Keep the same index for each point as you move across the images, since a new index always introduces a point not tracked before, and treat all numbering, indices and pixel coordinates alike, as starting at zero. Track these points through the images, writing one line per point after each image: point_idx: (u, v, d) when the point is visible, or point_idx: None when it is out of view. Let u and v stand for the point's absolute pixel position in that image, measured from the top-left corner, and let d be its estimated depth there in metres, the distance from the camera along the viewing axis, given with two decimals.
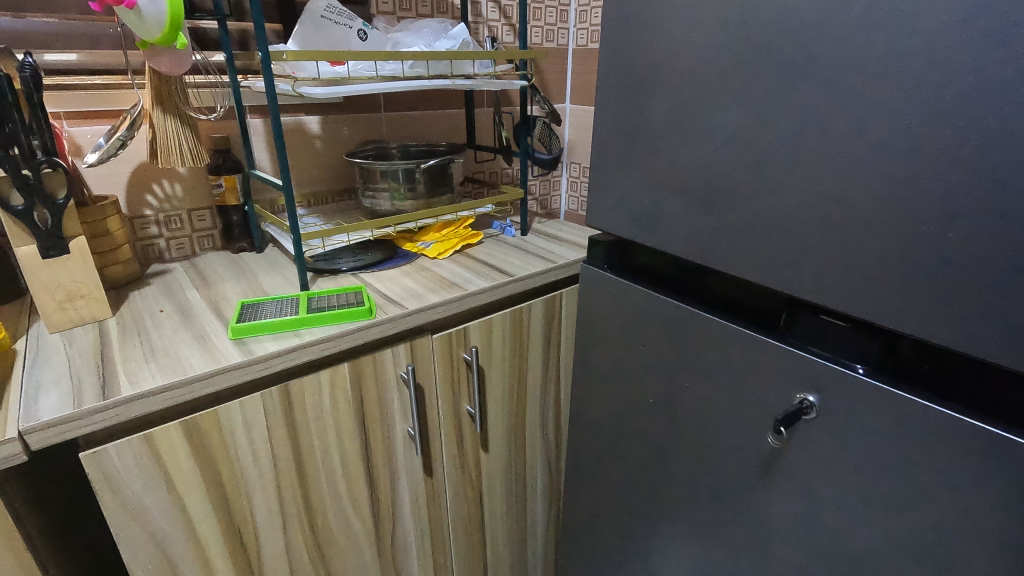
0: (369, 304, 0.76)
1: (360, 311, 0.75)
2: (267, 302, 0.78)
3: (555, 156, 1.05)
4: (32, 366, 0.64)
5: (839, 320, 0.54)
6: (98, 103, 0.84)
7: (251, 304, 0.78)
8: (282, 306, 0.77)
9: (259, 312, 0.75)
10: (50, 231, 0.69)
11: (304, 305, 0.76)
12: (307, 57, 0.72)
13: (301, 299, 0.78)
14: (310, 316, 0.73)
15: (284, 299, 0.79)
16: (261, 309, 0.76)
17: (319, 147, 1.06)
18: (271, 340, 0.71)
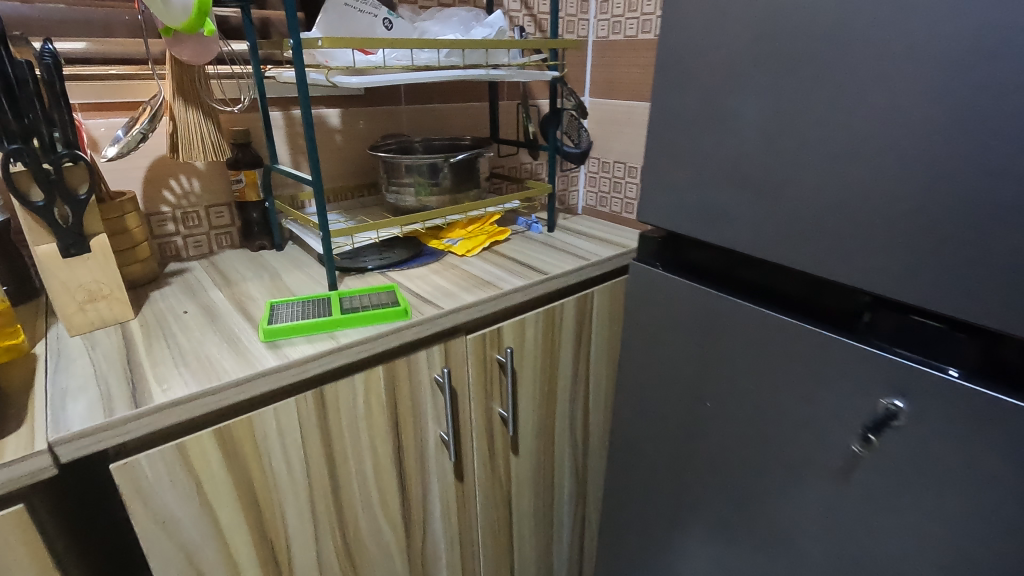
0: (404, 305, 0.73)
1: (396, 312, 0.72)
2: (296, 301, 0.75)
3: (584, 150, 1.02)
4: (55, 371, 0.61)
5: (933, 320, 0.49)
6: (114, 95, 0.81)
7: (280, 304, 0.74)
8: (312, 307, 0.73)
9: (290, 313, 0.72)
10: (72, 228, 0.65)
11: (336, 305, 0.73)
12: (346, 44, 0.69)
13: (331, 299, 0.75)
14: (345, 317, 0.70)
15: (313, 299, 0.76)
16: (292, 309, 0.73)
17: (340, 140, 1.03)
18: (305, 342, 0.67)
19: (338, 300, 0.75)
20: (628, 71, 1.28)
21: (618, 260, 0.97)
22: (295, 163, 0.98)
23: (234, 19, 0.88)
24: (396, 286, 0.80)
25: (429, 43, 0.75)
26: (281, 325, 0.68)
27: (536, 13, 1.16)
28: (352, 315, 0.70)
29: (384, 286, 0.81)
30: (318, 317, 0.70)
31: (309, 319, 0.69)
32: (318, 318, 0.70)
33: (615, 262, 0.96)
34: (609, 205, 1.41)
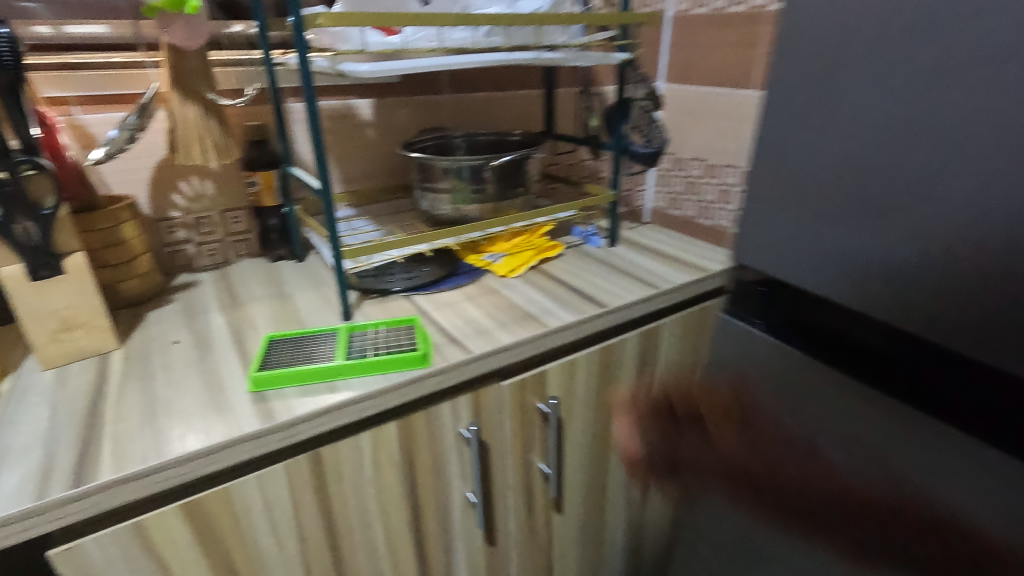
0: (424, 347, 0.59)
1: (412, 357, 0.58)
2: (298, 336, 0.63)
3: (656, 149, 0.83)
4: (7, 421, 0.51)
5: None
6: (114, 86, 0.71)
7: (278, 340, 0.62)
8: (315, 345, 0.61)
9: (287, 352, 0.60)
10: (40, 246, 0.55)
11: (343, 345, 0.60)
12: (351, 24, 0.54)
13: (338, 335, 0.63)
14: (350, 361, 0.57)
15: (317, 334, 0.63)
16: (290, 347, 0.61)
17: (371, 136, 0.90)
18: (300, 394, 0.55)
19: (346, 336, 0.62)
20: (711, 50, 1.07)
21: (694, 288, 0.78)
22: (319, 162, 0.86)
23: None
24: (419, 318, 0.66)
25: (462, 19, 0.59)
26: (273, 371, 0.55)
27: None
28: (360, 360, 0.57)
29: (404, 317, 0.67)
30: (321, 361, 0.57)
31: (307, 363, 0.57)
32: (318, 362, 0.57)
33: (691, 289, 0.78)
34: (681, 207, 1.21)
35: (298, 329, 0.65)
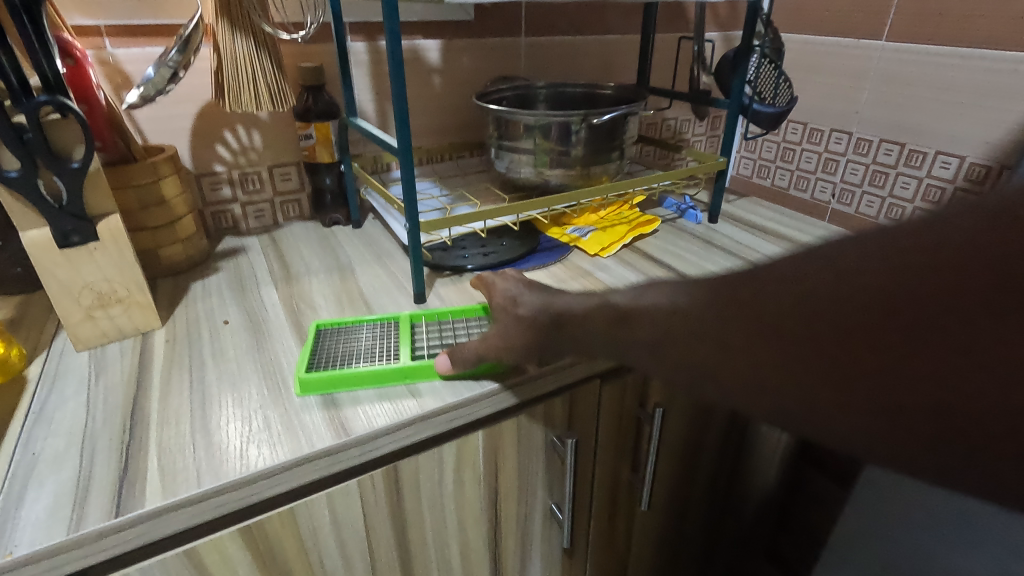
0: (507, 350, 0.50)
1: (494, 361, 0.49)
2: (351, 328, 0.53)
3: (782, 111, 0.71)
4: (37, 418, 0.43)
5: None
6: (152, 14, 0.60)
7: (327, 330, 0.53)
8: (373, 338, 0.51)
9: (342, 347, 0.50)
10: (68, 208, 0.46)
11: (406, 339, 0.50)
12: None
13: (400, 326, 0.53)
14: (422, 363, 0.47)
15: (373, 324, 0.53)
16: (344, 340, 0.51)
17: (439, 84, 0.78)
18: (363, 400, 0.45)
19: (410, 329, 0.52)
20: None
21: None
22: (381, 113, 0.74)
23: None
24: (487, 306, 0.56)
25: None
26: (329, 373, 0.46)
27: None
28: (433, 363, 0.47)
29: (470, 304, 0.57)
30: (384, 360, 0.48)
31: (369, 364, 0.47)
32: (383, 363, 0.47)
33: None
34: (770, 175, 1.10)
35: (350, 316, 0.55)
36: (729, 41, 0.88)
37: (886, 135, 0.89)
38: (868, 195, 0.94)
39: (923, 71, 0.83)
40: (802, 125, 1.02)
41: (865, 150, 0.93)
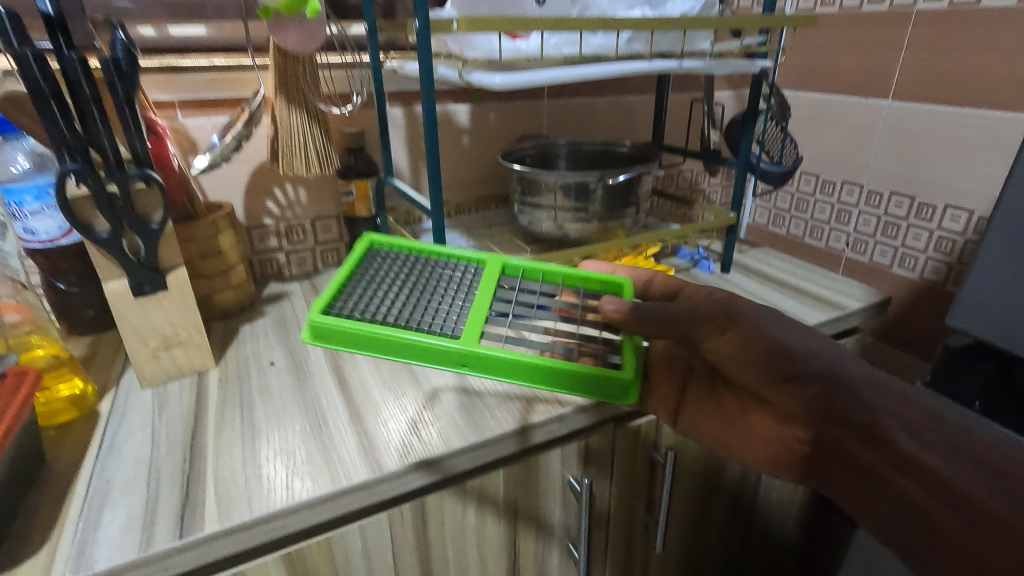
0: (633, 375, 0.51)
1: (609, 373, 0.50)
2: (404, 256, 0.63)
3: (789, 169, 0.76)
4: (108, 448, 0.49)
5: None
6: (218, 89, 0.68)
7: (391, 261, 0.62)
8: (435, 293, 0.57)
9: (371, 292, 0.56)
10: (145, 263, 0.53)
11: (483, 309, 0.55)
12: (488, 29, 0.48)
13: (482, 280, 0.59)
14: (479, 347, 0.50)
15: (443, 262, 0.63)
16: (402, 280, 0.58)
17: (468, 143, 0.85)
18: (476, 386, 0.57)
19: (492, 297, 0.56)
20: (839, 53, 0.97)
21: (828, 328, 0.69)
22: (415, 172, 0.81)
23: None
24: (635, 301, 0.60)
25: (607, 23, 0.52)
26: (360, 326, 0.51)
27: None
28: (495, 352, 0.50)
29: (617, 280, 0.62)
30: (441, 331, 0.52)
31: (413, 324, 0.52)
32: (435, 334, 0.52)
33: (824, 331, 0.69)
34: (785, 224, 1.13)
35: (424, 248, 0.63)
36: (739, 101, 0.93)
37: (897, 188, 0.92)
38: (880, 244, 0.96)
39: (928, 128, 0.86)
40: (815, 176, 1.06)
41: (877, 202, 0.96)
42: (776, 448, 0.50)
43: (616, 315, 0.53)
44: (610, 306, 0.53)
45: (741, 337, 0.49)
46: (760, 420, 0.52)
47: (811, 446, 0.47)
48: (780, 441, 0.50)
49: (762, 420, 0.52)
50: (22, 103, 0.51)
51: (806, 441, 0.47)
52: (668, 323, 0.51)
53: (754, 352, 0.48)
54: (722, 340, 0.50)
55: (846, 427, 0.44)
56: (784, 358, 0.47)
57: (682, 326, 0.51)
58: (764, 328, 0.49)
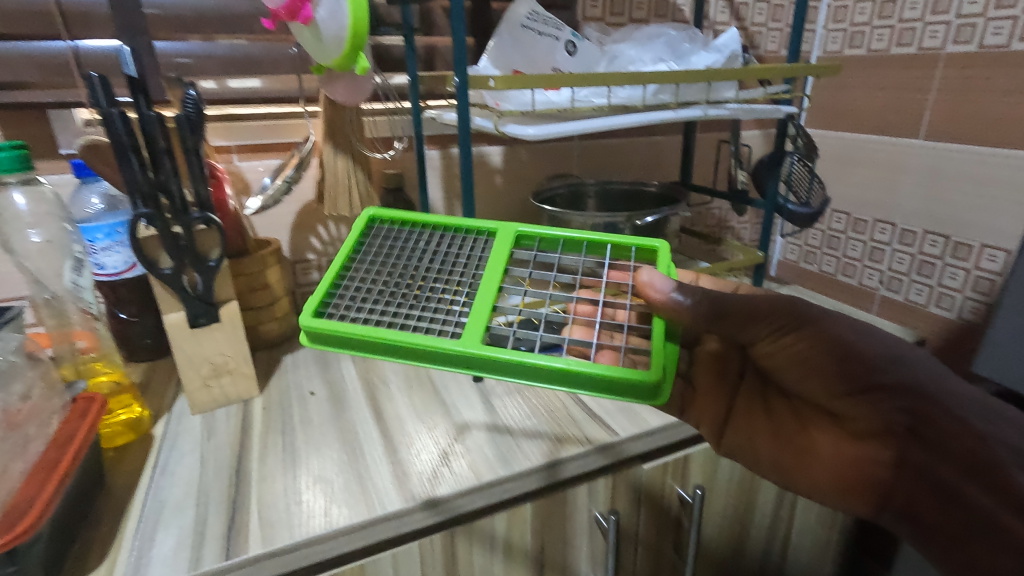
0: (660, 375, 0.39)
1: (629, 376, 0.39)
2: (405, 230, 0.51)
3: (817, 209, 0.77)
4: (161, 471, 0.52)
5: None
6: (271, 135, 0.74)
7: (387, 240, 0.50)
8: (435, 275, 0.46)
9: (384, 257, 0.48)
10: (201, 297, 0.57)
11: (490, 300, 0.44)
12: (522, 85, 0.52)
13: (495, 246, 0.49)
14: (479, 350, 0.40)
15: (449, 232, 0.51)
16: (399, 258, 0.48)
17: (501, 182, 0.88)
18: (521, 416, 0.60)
19: (501, 276, 0.46)
20: (867, 94, 0.98)
21: None
22: (450, 210, 0.85)
23: (397, 46, 0.76)
24: (672, 270, 0.49)
25: (632, 78, 0.56)
26: (353, 331, 0.42)
27: (746, 26, 0.97)
28: (499, 351, 0.40)
29: (648, 242, 0.50)
30: (440, 328, 0.42)
31: (409, 317, 0.43)
32: (431, 329, 0.42)
33: None
34: (817, 261, 1.13)
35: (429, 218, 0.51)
36: (767, 141, 0.95)
37: (930, 227, 0.91)
38: (916, 283, 0.95)
39: (961, 168, 0.86)
40: (846, 214, 1.06)
41: (911, 241, 0.95)
42: (846, 471, 0.51)
43: (654, 296, 0.44)
44: (647, 278, 0.45)
45: (813, 348, 0.48)
46: (823, 437, 0.53)
47: (890, 468, 0.48)
48: (851, 463, 0.50)
49: (827, 441, 0.52)
50: (102, 150, 0.56)
51: (886, 463, 0.48)
52: (715, 314, 0.45)
53: (826, 366, 0.49)
54: (791, 345, 0.49)
55: (930, 450, 0.46)
56: (862, 373, 0.47)
57: (740, 326, 0.48)
58: (835, 329, 0.48)
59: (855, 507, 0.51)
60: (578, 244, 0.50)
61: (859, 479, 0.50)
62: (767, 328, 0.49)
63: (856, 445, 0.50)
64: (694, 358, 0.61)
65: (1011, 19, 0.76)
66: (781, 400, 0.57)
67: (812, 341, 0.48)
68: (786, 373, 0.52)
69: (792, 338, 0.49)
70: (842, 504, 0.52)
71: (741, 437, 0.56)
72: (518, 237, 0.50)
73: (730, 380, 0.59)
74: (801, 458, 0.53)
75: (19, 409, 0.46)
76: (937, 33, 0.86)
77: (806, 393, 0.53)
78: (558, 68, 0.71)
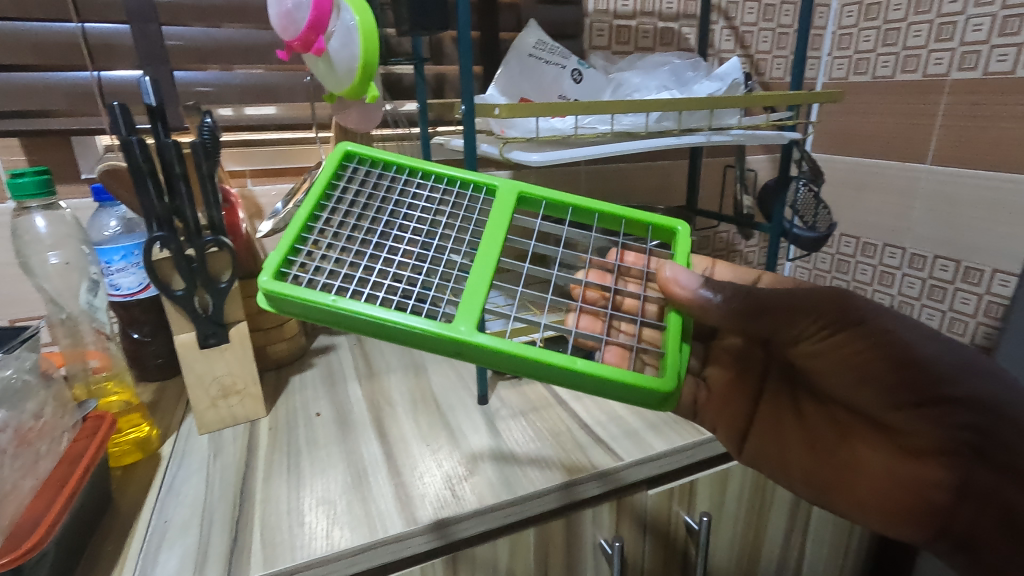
0: (675, 385, 0.40)
1: (643, 384, 0.39)
2: (382, 175, 0.46)
3: (823, 233, 0.77)
4: (167, 491, 0.53)
5: None
6: (284, 160, 0.77)
7: (364, 186, 0.45)
8: (417, 233, 0.42)
9: (359, 210, 0.43)
10: (211, 317, 0.58)
11: (487, 282, 0.41)
12: (526, 114, 0.53)
13: (492, 214, 0.45)
14: (481, 341, 0.38)
15: (437, 183, 0.46)
16: (376, 212, 0.43)
17: None
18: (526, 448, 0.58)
19: (499, 249, 0.43)
20: (873, 120, 0.98)
21: None
22: None
23: (408, 75, 0.79)
24: (688, 257, 0.48)
25: (634, 105, 0.57)
26: (324, 300, 0.37)
27: (751, 53, 0.99)
28: (499, 342, 0.38)
29: (668, 223, 0.49)
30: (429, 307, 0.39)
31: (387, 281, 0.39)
32: (415, 304, 0.39)
33: None
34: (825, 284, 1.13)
35: (414, 162, 0.46)
36: (773, 165, 0.96)
37: (941, 252, 0.91)
38: (927, 308, 0.94)
39: (971, 193, 0.85)
40: (855, 239, 1.06)
41: (921, 265, 0.94)
42: (897, 494, 0.47)
43: (677, 292, 0.44)
44: (670, 274, 0.44)
45: (869, 352, 0.45)
46: (869, 453, 0.49)
47: (951, 493, 0.44)
48: (906, 487, 0.46)
49: (875, 458, 0.49)
50: (122, 175, 0.59)
51: (947, 487, 0.44)
52: (748, 311, 0.44)
53: (883, 374, 0.45)
54: (840, 349, 0.46)
55: (999, 469, 0.42)
56: (922, 384, 0.44)
57: (778, 324, 0.46)
58: (896, 335, 0.44)
59: (907, 535, 0.47)
60: (590, 213, 0.49)
61: (914, 503, 0.46)
62: (815, 324, 0.45)
63: (910, 465, 0.47)
64: (707, 355, 0.62)
65: (1015, 46, 0.77)
66: (817, 412, 0.55)
67: (869, 342, 0.45)
68: (830, 380, 0.49)
69: (847, 339, 0.45)
70: (890, 532, 0.48)
71: (770, 449, 0.56)
72: (519, 199, 0.47)
73: (751, 382, 0.59)
74: (843, 475, 0.50)
75: (31, 426, 0.47)
76: (941, 60, 0.86)
77: (852, 401, 0.50)
78: (565, 95, 0.72)
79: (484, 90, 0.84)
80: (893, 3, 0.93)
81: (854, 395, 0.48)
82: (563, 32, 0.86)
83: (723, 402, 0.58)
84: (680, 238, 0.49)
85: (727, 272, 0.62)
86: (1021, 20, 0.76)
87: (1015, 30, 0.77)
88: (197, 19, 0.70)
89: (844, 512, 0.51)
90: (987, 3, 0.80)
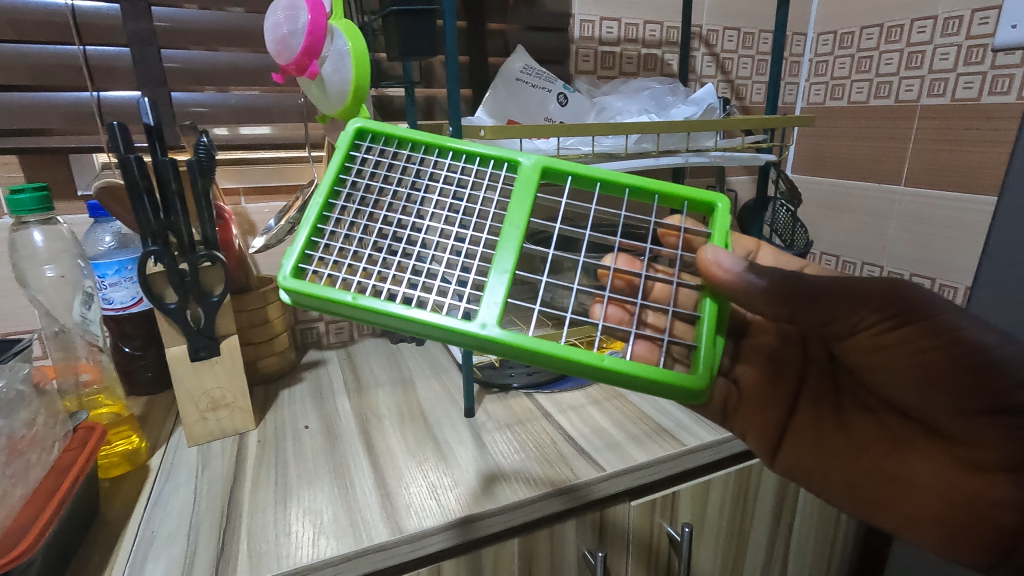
0: (705, 382, 0.39)
1: (670, 380, 0.38)
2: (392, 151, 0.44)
3: (799, 250, 0.80)
4: (155, 502, 0.53)
5: None
6: (278, 178, 0.80)
7: (377, 167, 0.43)
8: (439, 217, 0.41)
9: (371, 191, 0.42)
10: (203, 331, 0.60)
11: (510, 274, 0.40)
12: (511, 136, 0.56)
13: (513, 195, 0.43)
14: (504, 340, 0.37)
15: (457, 161, 0.44)
16: (392, 195, 0.41)
17: None
18: (516, 473, 0.57)
19: (521, 235, 0.41)
20: (848, 143, 1.02)
21: None
22: None
23: (399, 97, 0.82)
24: (726, 237, 0.45)
25: (615, 129, 0.60)
26: (344, 299, 0.37)
27: (731, 79, 1.03)
28: (518, 338, 0.37)
29: (708, 198, 0.45)
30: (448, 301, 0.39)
31: (405, 274, 0.38)
32: (436, 298, 0.38)
33: None
34: None
35: (430, 137, 0.43)
36: (754, 186, 0.99)
37: (917, 270, 0.93)
38: None
39: (942, 214, 0.88)
40: (835, 257, 1.08)
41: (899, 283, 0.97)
42: (950, 510, 0.45)
43: (718, 276, 0.41)
44: (713, 257, 0.41)
45: (935, 350, 0.42)
46: (919, 463, 0.47)
47: (1017, 513, 0.42)
48: (962, 505, 0.44)
49: (929, 471, 0.46)
50: (117, 193, 0.60)
51: (1014, 508, 0.42)
52: (794, 300, 0.42)
53: (951, 372, 0.42)
54: (894, 339, 0.43)
55: None
56: (994, 391, 0.41)
57: (831, 314, 0.44)
58: (966, 334, 0.41)
59: (961, 555, 0.45)
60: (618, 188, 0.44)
61: (972, 523, 0.44)
62: (874, 315, 0.43)
63: (973, 481, 0.44)
64: (738, 352, 0.58)
65: (980, 74, 0.81)
66: (857, 414, 0.52)
67: (936, 341, 0.42)
68: (889, 381, 0.47)
69: (912, 334, 0.42)
70: (945, 549, 0.45)
71: (807, 457, 0.54)
72: (543, 175, 0.44)
73: (789, 383, 0.56)
74: (893, 488, 0.48)
75: (23, 435, 0.48)
76: (912, 87, 0.90)
77: (911, 406, 0.47)
78: (551, 118, 0.75)
79: (474, 112, 0.86)
80: (865, 32, 0.97)
81: (909, 392, 0.46)
82: (548, 57, 0.89)
83: (755, 409, 0.56)
84: (719, 217, 0.45)
85: (770, 257, 0.61)
86: (984, 50, 0.80)
87: (979, 59, 0.81)
88: (194, 43, 0.73)
89: (888, 526, 0.49)
90: (953, 34, 0.84)
